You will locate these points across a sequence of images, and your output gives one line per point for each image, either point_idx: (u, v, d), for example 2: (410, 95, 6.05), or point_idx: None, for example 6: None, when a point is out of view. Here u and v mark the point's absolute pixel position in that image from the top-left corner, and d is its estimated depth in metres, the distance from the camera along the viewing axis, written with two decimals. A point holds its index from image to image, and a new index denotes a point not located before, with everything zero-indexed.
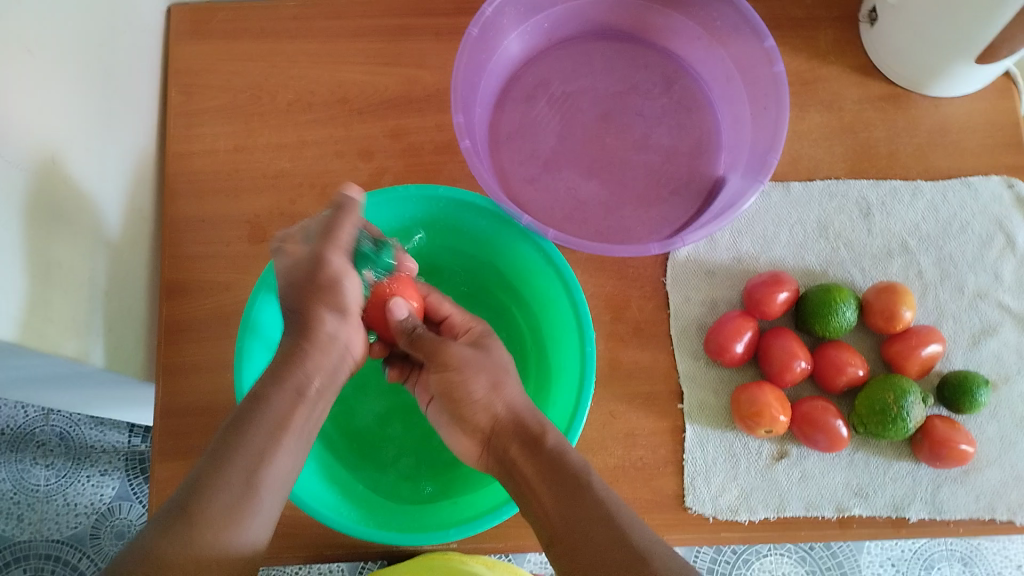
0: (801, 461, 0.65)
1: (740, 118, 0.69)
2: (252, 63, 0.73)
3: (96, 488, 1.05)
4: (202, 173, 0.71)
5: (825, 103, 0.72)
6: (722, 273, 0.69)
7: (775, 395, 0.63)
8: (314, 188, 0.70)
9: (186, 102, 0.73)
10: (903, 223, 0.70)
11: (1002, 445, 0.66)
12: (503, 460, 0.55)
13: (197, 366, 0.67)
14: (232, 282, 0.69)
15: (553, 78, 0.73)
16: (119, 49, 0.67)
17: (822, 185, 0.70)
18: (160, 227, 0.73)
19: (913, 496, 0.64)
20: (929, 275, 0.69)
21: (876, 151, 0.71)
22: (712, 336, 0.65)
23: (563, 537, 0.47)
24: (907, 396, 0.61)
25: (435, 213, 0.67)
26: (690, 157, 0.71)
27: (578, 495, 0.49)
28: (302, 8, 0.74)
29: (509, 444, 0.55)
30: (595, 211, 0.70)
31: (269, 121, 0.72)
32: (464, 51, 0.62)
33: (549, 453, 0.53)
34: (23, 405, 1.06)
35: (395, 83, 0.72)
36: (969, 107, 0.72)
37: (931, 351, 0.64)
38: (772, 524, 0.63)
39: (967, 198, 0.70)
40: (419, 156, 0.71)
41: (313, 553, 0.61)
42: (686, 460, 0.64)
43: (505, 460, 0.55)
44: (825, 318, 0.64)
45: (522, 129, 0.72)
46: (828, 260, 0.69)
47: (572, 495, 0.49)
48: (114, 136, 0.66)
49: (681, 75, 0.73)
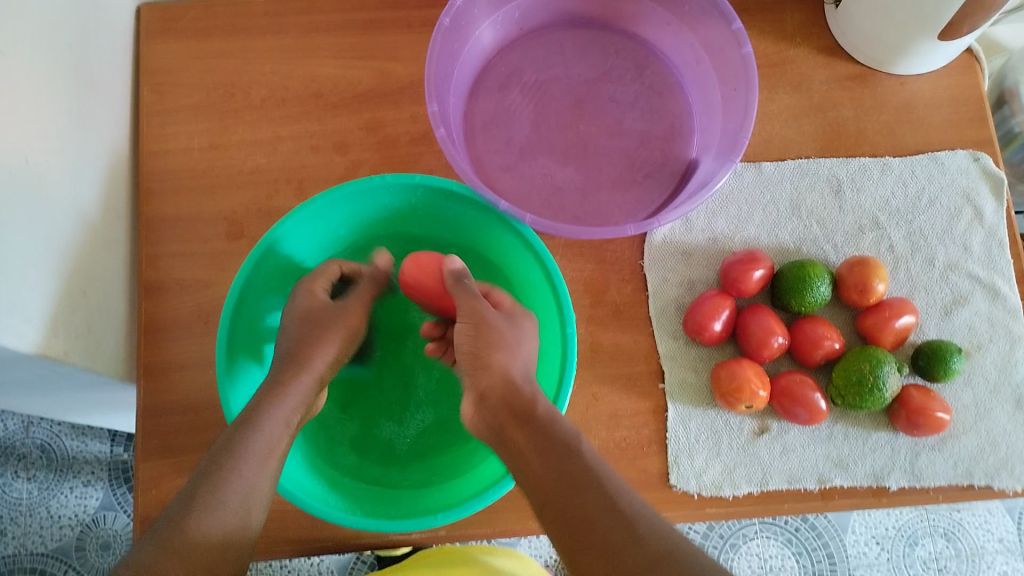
0: (782, 435, 0.66)
1: (711, 100, 0.70)
2: (225, 61, 0.73)
3: (80, 499, 1.04)
4: (177, 172, 0.71)
5: (793, 84, 0.73)
6: (698, 254, 0.70)
7: (754, 370, 0.64)
8: (291, 183, 0.71)
9: (159, 101, 0.73)
10: (873, 199, 0.71)
11: (977, 412, 0.67)
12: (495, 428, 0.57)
13: (179, 364, 0.67)
14: (212, 279, 0.69)
15: (526, 67, 0.74)
16: (90, 50, 0.67)
17: (794, 164, 0.71)
18: (137, 227, 0.73)
19: (893, 465, 0.65)
20: (900, 249, 0.70)
21: (845, 130, 0.73)
22: (690, 316, 0.66)
23: (552, 501, 0.49)
24: (883, 366, 0.62)
25: (413, 203, 0.68)
26: (664, 141, 0.72)
27: (566, 461, 0.50)
28: (271, 5, 0.74)
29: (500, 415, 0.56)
30: (572, 197, 0.70)
31: (243, 118, 0.72)
32: (435, 41, 0.63)
33: (538, 422, 0.54)
34: (2, 418, 1.06)
35: (368, 76, 0.72)
36: (935, 83, 0.73)
37: (905, 323, 0.65)
38: (755, 498, 0.64)
39: (935, 172, 0.71)
40: (394, 148, 0.71)
41: (302, 545, 0.62)
42: (669, 438, 0.65)
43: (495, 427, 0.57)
44: (801, 294, 0.65)
45: (496, 119, 0.72)
46: (802, 238, 0.70)
47: (562, 458, 0.51)
48: (87, 136, 0.66)
49: (651, 60, 0.74)
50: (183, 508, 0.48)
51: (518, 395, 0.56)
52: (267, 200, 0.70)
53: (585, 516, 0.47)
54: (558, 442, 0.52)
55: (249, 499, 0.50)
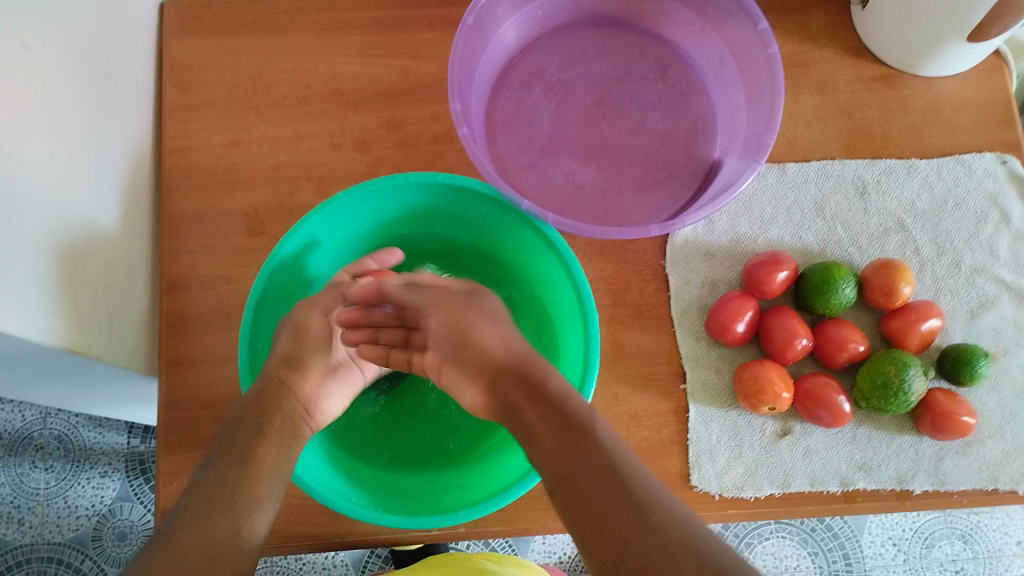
0: (804, 437, 0.65)
1: (735, 101, 0.70)
2: (247, 58, 0.73)
3: (97, 490, 1.04)
4: (200, 167, 0.71)
5: (817, 84, 0.73)
6: (721, 255, 0.70)
7: (778, 372, 0.63)
8: (313, 180, 0.71)
9: (182, 97, 0.73)
10: (899, 201, 0.70)
11: (1003, 416, 0.66)
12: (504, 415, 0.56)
13: (199, 360, 0.67)
14: (234, 275, 0.69)
15: (548, 66, 0.73)
16: (114, 45, 0.67)
17: (818, 165, 0.71)
18: (159, 222, 0.73)
19: (917, 468, 0.65)
20: (925, 251, 0.69)
21: (870, 131, 0.72)
22: (713, 316, 0.66)
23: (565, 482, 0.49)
24: (908, 370, 0.62)
25: (436, 202, 0.68)
26: (686, 141, 0.72)
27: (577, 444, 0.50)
28: (294, 2, 0.74)
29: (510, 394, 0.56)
30: (594, 197, 0.70)
31: (266, 115, 0.72)
32: (459, 40, 0.62)
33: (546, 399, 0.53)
34: (21, 408, 1.06)
35: (390, 74, 0.72)
36: (961, 85, 0.73)
37: (930, 326, 0.64)
38: (777, 500, 0.64)
39: (961, 175, 0.71)
40: (417, 146, 0.71)
41: (322, 541, 0.62)
42: (690, 439, 0.65)
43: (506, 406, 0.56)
44: (825, 296, 0.64)
45: (518, 118, 0.72)
46: (825, 240, 0.70)
47: (572, 438, 0.50)
48: (111, 131, 0.66)
49: (674, 60, 0.74)
50: (187, 515, 0.49)
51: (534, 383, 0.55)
52: (289, 197, 0.70)
53: (588, 493, 0.47)
54: (572, 422, 0.51)
55: (248, 510, 0.51)
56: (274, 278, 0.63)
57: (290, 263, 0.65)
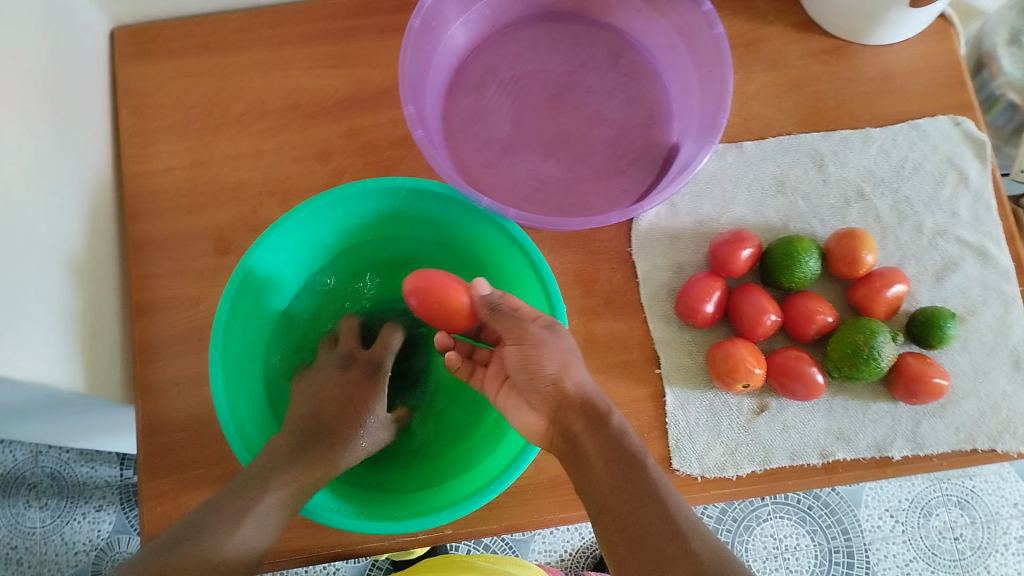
0: (781, 412, 0.66)
1: (688, 84, 0.70)
2: (201, 79, 0.73)
3: (93, 524, 1.04)
4: (162, 192, 0.71)
5: (769, 61, 0.73)
6: (686, 238, 0.70)
7: (749, 349, 0.64)
8: (275, 196, 0.71)
9: (140, 122, 0.73)
10: (857, 170, 0.71)
11: (976, 375, 0.67)
12: (569, 438, 0.56)
13: (174, 384, 0.67)
14: (203, 295, 0.69)
15: (501, 64, 0.74)
16: (67, 76, 0.67)
17: (775, 141, 0.71)
18: (125, 249, 0.73)
19: (895, 434, 0.65)
20: (887, 219, 0.70)
21: (825, 104, 0.72)
22: (682, 299, 0.66)
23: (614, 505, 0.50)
24: (877, 337, 0.62)
25: (398, 206, 0.68)
26: (644, 127, 0.72)
27: (632, 471, 0.51)
28: (244, 19, 0.74)
29: (574, 421, 0.56)
30: (556, 189, 0.70)
31: (224, 134, 0.72)
32: (408, 43, 0.63)
33: (611, 431, 0.54)
34: (11, 448, 1.06)
35: (345, 84, 0.73)
36: (911, 52, 0.73)
37: (896, 292, 0.65)
38: (759, 476, 0.64)
39: (917, 140, 0.71)
40: (376, 154, 0.72)
41: (309, 553, 0.62)
42: (669, 423, 0.65)
43: (570, 435, 0.56)
44: (791, 270, 0.65)
45: (475, 117, 0.72)
46: (788, 214, 0.70)
47: (627, 467, 0.51)
48: (70, 162, 0.66)
49: (626, 49, 0.74)
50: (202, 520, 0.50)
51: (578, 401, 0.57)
52: (253, 214, 0.70)
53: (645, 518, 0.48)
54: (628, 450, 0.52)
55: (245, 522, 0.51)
56: (238, 299, 0.63)
57: (251, 287, 0.64)
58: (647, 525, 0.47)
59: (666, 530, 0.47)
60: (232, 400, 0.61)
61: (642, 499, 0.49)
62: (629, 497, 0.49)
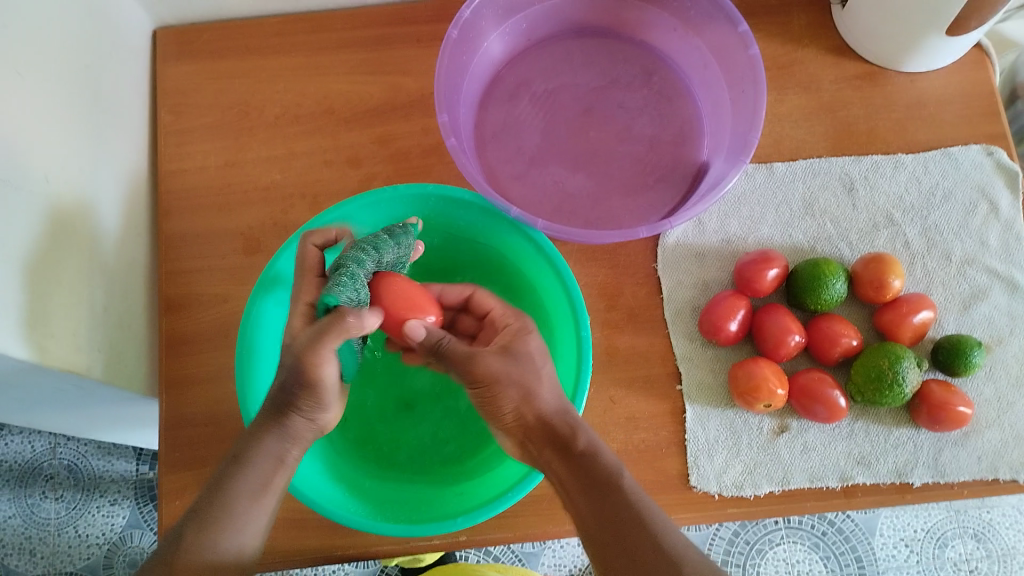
0: (802, 434, 0.65)
1: (719, 104, 0.70)
2: (239, 80, 0.75)
3: (107, 517, 1.05)
4: (195, 190, 0.72)
5: (802, 84, 0.73)
6: (712, 255, 0.70)
7: (771, 369, 0.64)
8: (306, 198, 0.72)
9: (176, 120, 0.74)
10: (887, 195, 0.71)
11: (1000, 405, 0.66)
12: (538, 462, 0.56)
13: (197, 380, 0.68)
14: (231, 293, 0.70)
15: (535, 77, 0.74)
16: (108, 73, 0.68)
17: (805, 163, 0.71)
18: (156, 245, 0.74)
19: (916, 461, 0.65)
20: (916, 245, 0.70)
21: (856, 128, 0.73)
22: (706, 316, 0.66)
23: (597, 534, 0.50)
24: (902, 362, 0.62)
25: (427, 212, 0.69)
26: (674, 144, 0.73)
27: (609, 498, 0.51)
28: (284, 24, 0.76)
29: (542, 447, 0.55)
30: (584, 202, 0.71)
31: (259, 135, 0.73)
32: (445, 53, 0.64)
33: (584, 456, 0.53)
34: (30, 439, 1.07)
35: (380, 91, 0.74)
36: (945, 80, 0.73)
37: (922, 318, 0.64)
38: (776, 497, 0.64)
39: (948, 167, 0.71)
40: (407, 160, 0.72)
41: (324, 554, 0.62)
42: (688, 439, 0.65)
43: (539, 462, 0.55)
44: (816, 292, 0.65)
45: (506, 128, 0.73)
46: (816, 237, 0.70)
47: (605, 493, 0.51)
48: (107, 157, 0.67)
49: (659, 66, 0.75)
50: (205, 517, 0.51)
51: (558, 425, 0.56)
52: (283, 214, 0.71)
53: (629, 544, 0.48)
54: (606, 473, 0.52)
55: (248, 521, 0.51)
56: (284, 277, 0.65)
57: (284, 294, 0.65)
58: (637, 547, 0.48)
59: (660, 561, 0.47)
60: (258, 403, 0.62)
61: (621, 525, 0.49)
62: (613, 525, 0.49)
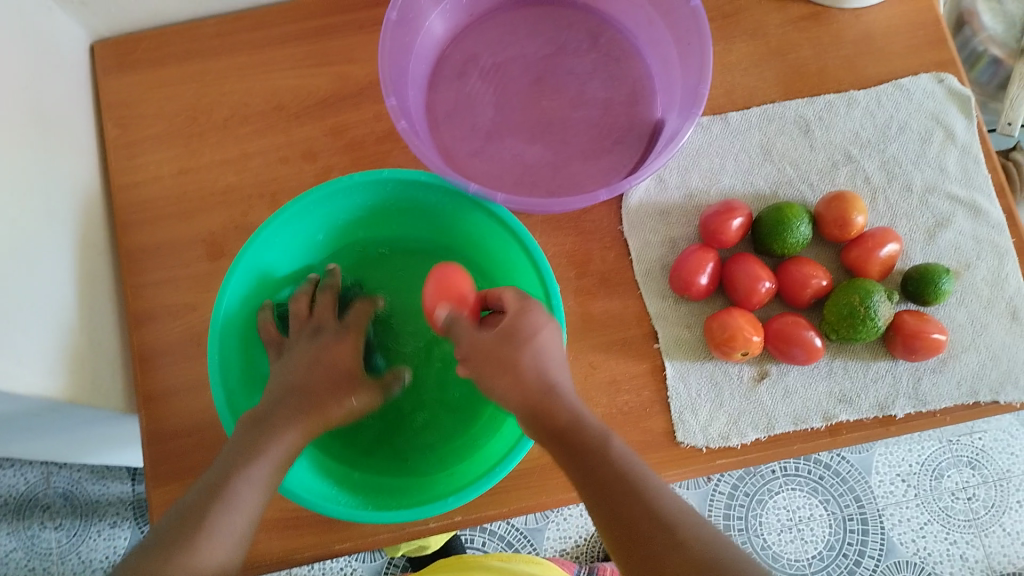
0: (782, 378, 0.66)
1: (668, 59, 0.70)
2: (184, 86, 0.74)
3: (109, 541, 1.05)
4: (152, 202, 0.72)
5: (748, 31, 0.73)
6: (676, 212, 0.70)
7: (745, 318, 0.64)
8: (265, 197, 0.71)
9: (125, 133, 0.73)
10: (843, 133, 0.71)
11: (974, 328, 0.67)
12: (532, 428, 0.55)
13: (176, 390, 0.67)
14: (199, 301, 0.69)
15: (481, 52, 0.74)
16: (48, 90, 0.67)
17: (759, 110, 0.71)
18: (117, 259, 0.73)
19: (896, 392, 0.65)
20: (876, 179, 0.70)
21: (806, 69, 0.72)
22: (676, 273, 0.66)
23: (590, 489, 0.50)
24: (873, 296, 0.62)
25: (387, 196, 0.68)
26: (627, 105, 0.73)
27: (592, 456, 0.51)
28: (222, 24, 0.74)
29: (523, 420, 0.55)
30: (544, 172, 0.70)
31: (209, 139, 0.72)
32: (386, 36, 0.63)
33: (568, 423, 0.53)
34: (22, 470, 1.07)
35: (327, 82, 0.73)
36: (889, 12, 0.73)
37: (889, 251, 0.65)
38: (764, 443, 0.64)
39: (901, 100, 0.71)
40: (362, 149, 0.72)
41: (320, 550, 0.62)
42: (671, 396, 0.65)
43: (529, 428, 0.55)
44: (783, 237, 0.65)
45: (459, 106, 0.72)
46: (776, 182, 0.70)
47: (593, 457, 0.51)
48: (57, 177, 0.66)
49: (605, 29, 0.74)
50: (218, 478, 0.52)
51: (546, 403, 0.54)
52: (243, 217, 0.71)
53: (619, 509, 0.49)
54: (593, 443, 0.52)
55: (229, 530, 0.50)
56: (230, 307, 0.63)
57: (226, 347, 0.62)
58: (620, 500, 0.49)
59: (627, 497, 0.49)
60: (227, 376, 0.62)
61: (606, 477, 0.50)
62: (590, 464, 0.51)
